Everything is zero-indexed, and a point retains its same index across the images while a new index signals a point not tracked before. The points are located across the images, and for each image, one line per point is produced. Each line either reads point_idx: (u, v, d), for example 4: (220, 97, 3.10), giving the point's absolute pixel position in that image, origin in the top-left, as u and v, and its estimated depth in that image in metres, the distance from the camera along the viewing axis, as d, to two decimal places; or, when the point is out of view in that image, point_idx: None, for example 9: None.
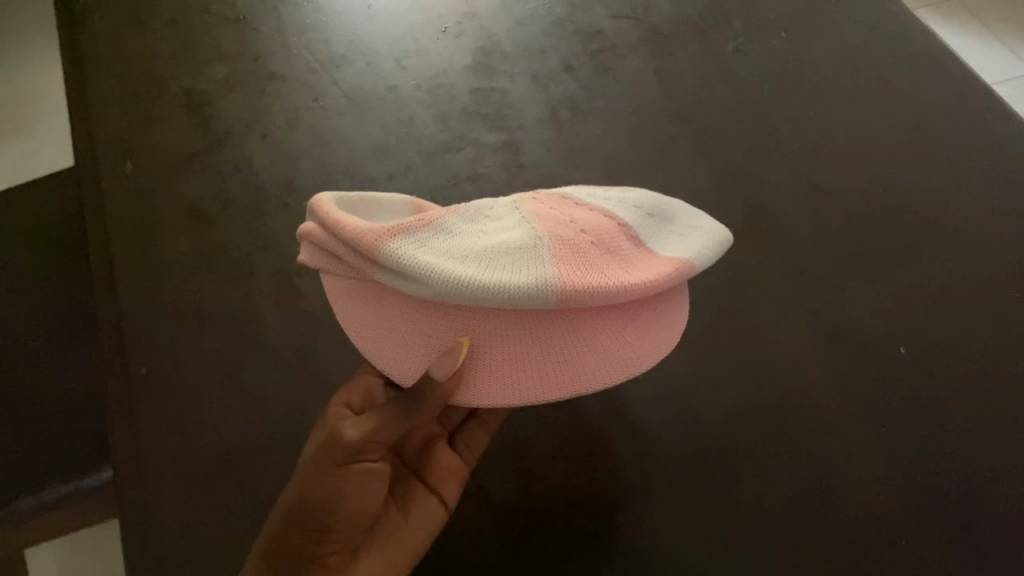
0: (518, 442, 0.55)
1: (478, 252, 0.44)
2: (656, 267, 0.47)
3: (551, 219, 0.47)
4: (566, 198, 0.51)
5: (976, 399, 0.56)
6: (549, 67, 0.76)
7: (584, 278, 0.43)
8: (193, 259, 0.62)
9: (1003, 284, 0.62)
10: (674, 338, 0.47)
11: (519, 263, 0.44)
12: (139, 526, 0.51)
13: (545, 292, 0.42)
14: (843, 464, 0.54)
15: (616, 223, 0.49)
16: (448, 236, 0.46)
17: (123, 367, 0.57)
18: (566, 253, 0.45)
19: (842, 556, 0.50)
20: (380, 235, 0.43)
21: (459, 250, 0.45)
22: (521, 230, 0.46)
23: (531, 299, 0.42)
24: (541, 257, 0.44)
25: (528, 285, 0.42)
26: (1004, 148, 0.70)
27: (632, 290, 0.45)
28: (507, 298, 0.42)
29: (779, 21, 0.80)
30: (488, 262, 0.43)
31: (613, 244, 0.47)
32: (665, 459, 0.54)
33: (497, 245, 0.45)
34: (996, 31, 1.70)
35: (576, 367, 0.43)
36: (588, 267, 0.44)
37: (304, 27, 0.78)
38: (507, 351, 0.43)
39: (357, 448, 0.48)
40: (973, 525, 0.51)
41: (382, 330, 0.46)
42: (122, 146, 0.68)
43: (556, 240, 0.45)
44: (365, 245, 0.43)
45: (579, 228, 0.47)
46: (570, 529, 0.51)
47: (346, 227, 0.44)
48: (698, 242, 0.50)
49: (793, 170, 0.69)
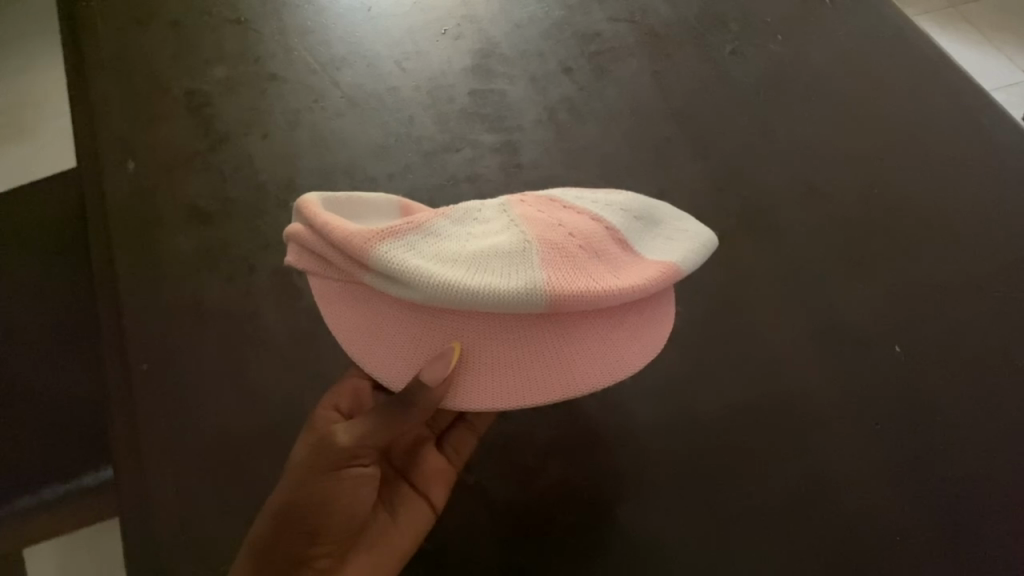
0: (513, 439, 0.56)
1: (468, 255, 0.45)
2: (645, 269, 0.48)
3: (540, 222, 0.48)
4: (555, 202, 0.52)
5: (970, 397, 0.57)
6: (547, 69, 0.76)
7: (574, 281, 0.44)
8: (193, 257, 0.62)
9: (996, 284, 0.62)
10: (662, 341, 0.48)
11: (510, 266, 0.44)
12: (140, 521, 0.51)
13: (536, 296, 0.42)
14: (838, 460, 0.54)
15: (604, 226, 0.50)
16: (438, 239, 0.46)
17: (123, 364, 0.57)
18: (556, 257, 0.45)
19: (835, 551, 0.51)
20: (370, 238, 0.44)
21: (449, 253, 0.45)
22: (511, 233, 0.47)
23: (522, 303, 0.42)
24: (530, 260, 0.44)
25: (519, 288, 0.42)
26: (998, 150, 0.70)
27: (622, 293, 0.45)
28: (498, 301, 0.42)
29: (776, 24, 0.81)
30: (478, 266, 0.44)
31: (603, 248, 0.48)
32: (660, 456, 0.55)
33: (487, 248, 0.45)
34: (994, 37, 1.72)
35: (567, 371, 0.44)
36: (578, 271, 0.45)
37: (304, 28, 0.78)
38: (498, 354, 0.44)
39: (346, 453, 0.50)
40: (967, 521, 0.52)
41: (371, 331, 0.46)
42: (123, 145, 0.69)
43: (545, 243, 0.46)
44: (354, 247, 0.44)
45: (568, 232, 0.48)
46: (563, 525, 0.52)
47: (336, 229, 0.44)
48: (687, 244, 0.51)
49: (790, 171, 0.69)
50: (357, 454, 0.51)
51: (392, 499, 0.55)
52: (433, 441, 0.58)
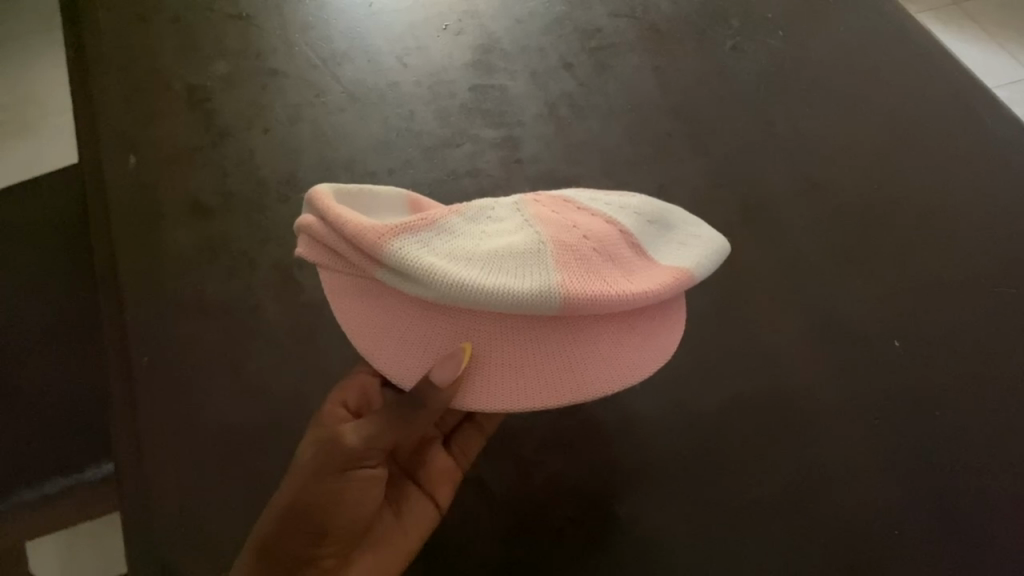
0: (514, 433, 0.56)
1: (481, 255, 0.45)
2: (658, 275, 0.48)
3: (554, 223, 0.48)
4: (568, 202, 0.52)
5: (968, 391, 0.57)
6: (548, 65, 0.76)
7: (589, 285, 0.44)
8: (195, 252, 0.63)
9: (994, 279, 0.62)
10: (672, 346, 0.48)
11: (524, 267, 0.44)
12: (141, 515, 0.52)
13: (550, 298, 0.43)
14: (837, 454, 0.55)
15: (618, 230, 0.50)
16: (451, 237, 0.47)
17: (125, 358, 0.58)
18: (570, 260, 0.45)
19: (834, 544, 0.51)
20: (383, 234, 0.44)
21: (463, 251, 0.45)
22: (526, 233, 0.47)
23: (535, 305, 0.42)
24: (544, 262, 0.45)
25: (533, 291, 0.42)
26: (998, 145, 0.70)
27: (635, 298, 0.45)
28: (512, 303, 0.42)
29: (776, 19, 0.81)
30: (492, 265, 0.44)
31: (616, 252, 0.48)
32: (659, 450, 0.55)
33: (502, 248, 0.46)
34: (995, 34, 1.71)
35: (578, 374, 0.44)
36: (592, 274, 0.45)
37: (305, 24, 0.78)
38: (509, 356, 0.44)
39: (357, 455, 0.50)
40: (964, 515, 0.52)
41: (382, 328, 0.46)
42: (125, 140, 0.69)
43: (559, 245, 0.46)
44: (368, 242, 0.44)
45: (583, 234, 0.48)
46: (563, 520, 0.52)
47: (349, 223, 0.44)
48: (698, 250, 0.51)
49: (790, 166, 0.69)
50: (367, 457, 0.51)
51: (396, 496, 0.55)
52: (439, 438, 0.57)
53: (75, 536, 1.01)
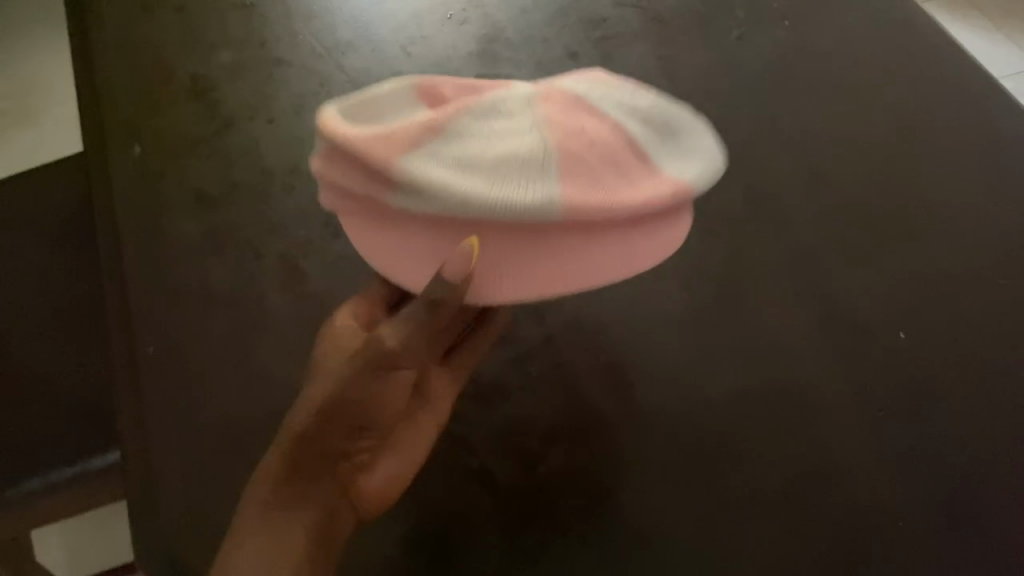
0: (520, 424, 0.56)
1: (485, 160, 0.47)
2: (661, 184, 0.49)
3: (562, 125, 0.49)
4: (578, 99, 0.52)
5: (973, 383, 0.57)
6: (553, 54, 0.76)
7: (587, 194, 0.46)
8: (200, 242, 0.63)
9: (999, 272, 0.62)
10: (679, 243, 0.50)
11: (526, 175, 0.46)
12: (148, 505, 0.52)
13: (551, 209, 0.45)
14: (842, 446, 0.55)
15: (625, 137, 0.51)
16: (456, 139, 0.48)
17: (130, 348, 0.58)
18: (572, 165, 0.47)
19: (838, 536, 0.51)
20: (385, 149, 0.46)
21: (467, 157, 0.47)
22: (532, 138, 0.48)
23: (536, 215, 0.45)
24: (546, 169, 0.47)
25: (534, 203, 0.45)
26: (1005, 137, 0.70)
27: (637, 205, 0.47)
28: (512, 214, 0.45)
29: (783, 9, 0.80)
30: (493, 172, 0.46)
31: (621, 156, 0.50)
32: (664, 440, 0.55)
33: (505, 151, 0.47)
34: (1002, 25, 1.70)
35: (582, 267, 0.46)
36: (592, 183, 0.47)
37: (310, 13, 0.78)
38: (515, 249, 0.46)
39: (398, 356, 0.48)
40: (968, 507, 0.52)
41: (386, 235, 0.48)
42: (129, 130, 0.69)
43: (562, 149, 0.48)
44: (369, 157, 0.46)
45: (588, 138, 0.49)
46: (568, 511, 0.52)
47: (350, 139, 0.47)
48: (701, 161, 0.53)
49: (796, 158, 0.69)
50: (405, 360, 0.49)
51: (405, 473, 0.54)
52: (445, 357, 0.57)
53: (83, 522, 1.02)
